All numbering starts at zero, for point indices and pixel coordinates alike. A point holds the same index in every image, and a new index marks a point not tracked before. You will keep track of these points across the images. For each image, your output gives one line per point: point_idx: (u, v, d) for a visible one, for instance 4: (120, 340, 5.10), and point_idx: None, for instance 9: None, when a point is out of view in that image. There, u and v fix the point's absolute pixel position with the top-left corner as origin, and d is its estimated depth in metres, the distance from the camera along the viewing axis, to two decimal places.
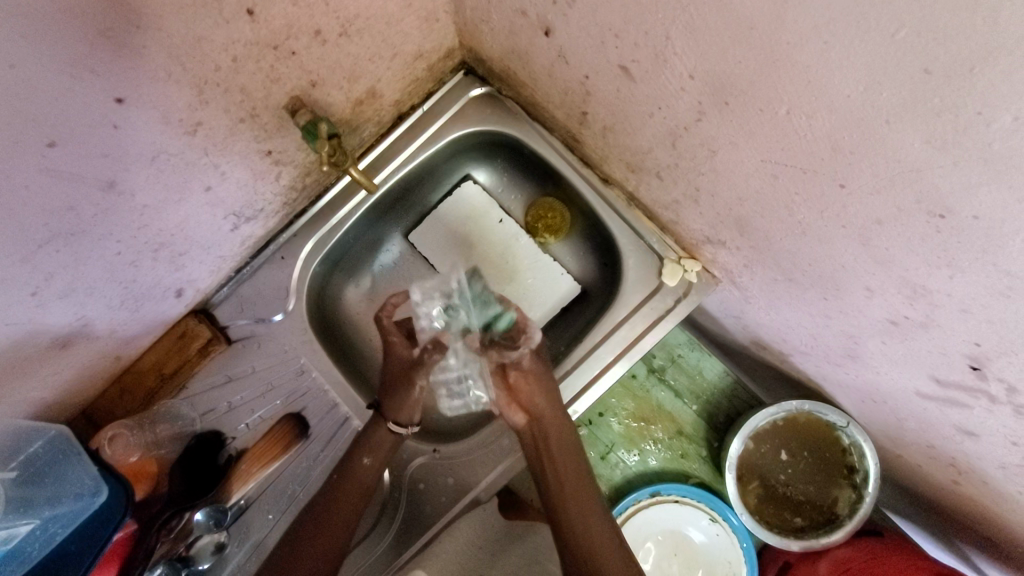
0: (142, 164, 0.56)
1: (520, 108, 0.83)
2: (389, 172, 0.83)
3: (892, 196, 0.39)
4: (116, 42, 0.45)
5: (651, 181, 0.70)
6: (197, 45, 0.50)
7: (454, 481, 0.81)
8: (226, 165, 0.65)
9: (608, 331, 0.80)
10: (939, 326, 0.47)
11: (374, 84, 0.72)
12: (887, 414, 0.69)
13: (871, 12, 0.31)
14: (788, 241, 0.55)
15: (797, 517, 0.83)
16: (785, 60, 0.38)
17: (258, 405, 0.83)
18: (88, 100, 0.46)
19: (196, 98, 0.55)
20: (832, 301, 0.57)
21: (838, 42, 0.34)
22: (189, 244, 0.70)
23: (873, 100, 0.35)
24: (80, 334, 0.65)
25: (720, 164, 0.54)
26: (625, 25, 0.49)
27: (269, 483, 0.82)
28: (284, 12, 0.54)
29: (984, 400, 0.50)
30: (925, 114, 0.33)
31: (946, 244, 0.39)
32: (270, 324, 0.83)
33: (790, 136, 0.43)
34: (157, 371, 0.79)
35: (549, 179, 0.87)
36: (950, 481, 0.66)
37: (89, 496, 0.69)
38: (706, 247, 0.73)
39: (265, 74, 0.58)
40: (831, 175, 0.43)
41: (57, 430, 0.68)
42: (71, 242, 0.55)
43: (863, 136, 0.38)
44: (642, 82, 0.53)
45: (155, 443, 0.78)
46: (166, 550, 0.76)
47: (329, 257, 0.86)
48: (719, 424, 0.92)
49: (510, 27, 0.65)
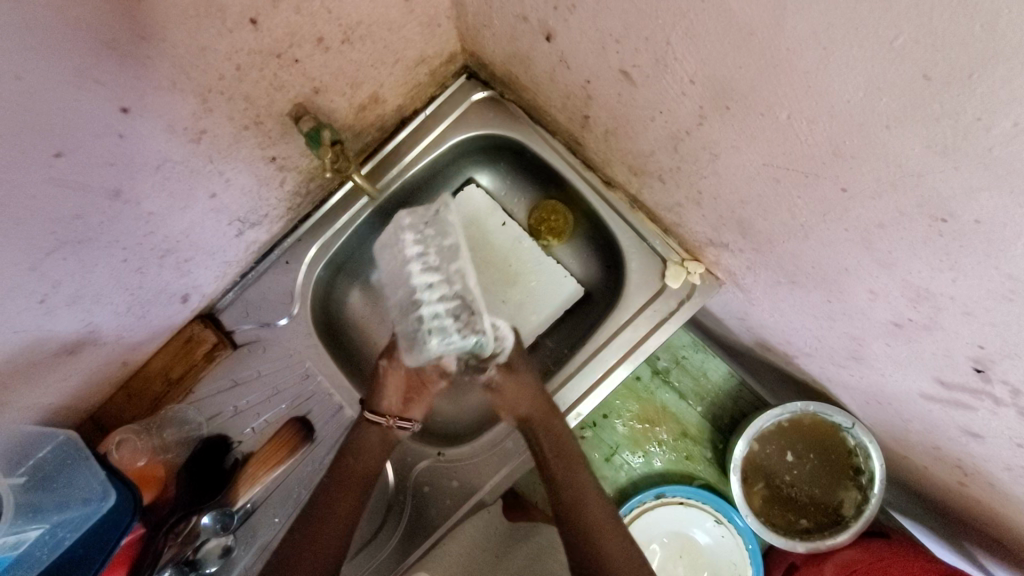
0: (147, 172, 0.56)
1: (522, 112, 0.84)
2: (392, 176, 0.83)
3: (895, 201, 0.39)
4: (120, 53, 0.45)
5: (654, 184, 0.70)
6: (201, 55, 0.51)
7: (459, 484, 0.82)
8: (230, 172, 0.66)
9: (611, 333, 0.80)
10: (943, 329, 0.47)
11: (376, 90, 0.73)
12: (893, 415, 0.69)
13: (870, 19, 0.31)
14: (790, 243, 0.55)
15: (802, 519, 0.83)
16: (786, 67, 0.38)
17: (264, 409, 0.84)
18: (94, 111, 0.47)
19: (200, 106, 0.55)
20: (836, 303, 0.57)
21: (837, 48, 0.34)
22: (195, 250, 0.71)
23: (874, 105, 0.35)
24: (88, 341, 0.66)
25: (722, 168, 0.54)
26: (626, 30, 0.49)
27: (276, 486, 0.82)
28: (287, 20, 0.54)
29: (988, 402, 0.50)
30: (926, 120, 0.33)
31: (947, 247, 0.39)
32: (275, 329, 0.84)
33: (791, 139, 0.43)
34: (164, 375, 0.79)
35: (552, 182, 0.87)
36: (957, 483, 0.66)
37: (97, 501, 0.70)
38: (709, 250, 0.73)
39: (267, 82, 0.59)
40: (832, 178, 0.43)
41: (65, 435, 0.69)
42: (77, 250, 0.55)
43: (863, 141, 0.38)
44: (644, 87, 0.53)
45: (162, 447, 0.79)
46: (173, 554, 0.76)
47: (333, 261, 0.86)
48: (724, 425, 0.92)
49: (512, 32, 0.65)
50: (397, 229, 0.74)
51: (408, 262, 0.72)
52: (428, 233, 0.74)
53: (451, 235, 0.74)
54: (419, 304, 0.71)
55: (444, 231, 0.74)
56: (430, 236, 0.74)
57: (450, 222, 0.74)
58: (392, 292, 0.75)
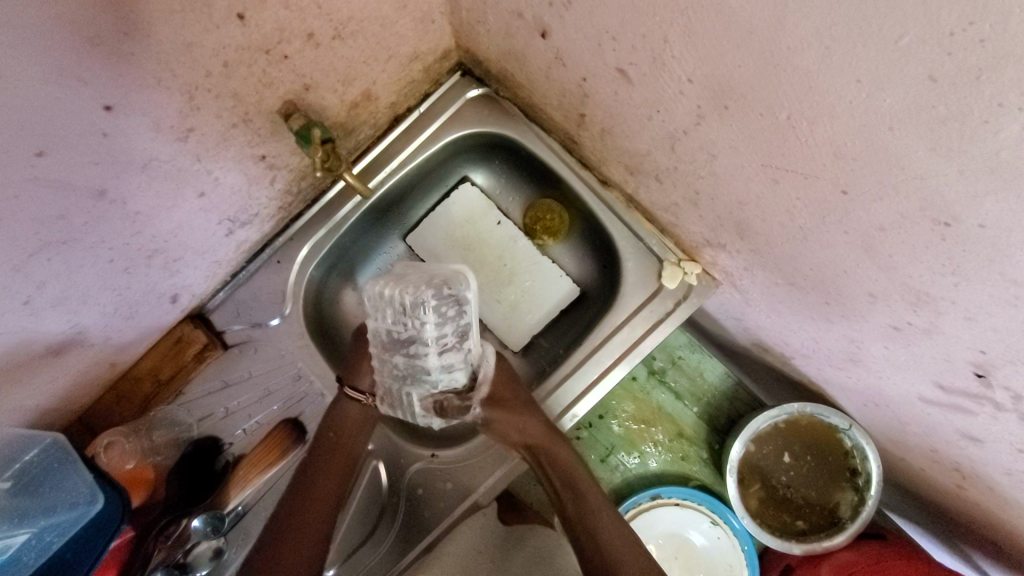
0: (133, 171, 0.55)
1: (518, 110, 0.82)
2: (385, 176, 0.82)
3: (897, 203, 0.39)
4: (103, 49, 0.44)
5: (651, 184, 0.69)
6: (187, 51, 0.49)
7: (453, 486, 0.81)
8: (219, 171, 0.64)
9: (607, 335, 0.79)
10: (943, 333, 0.46)
11: (368, 87, 0.71)
12: (890, 418, 0.68)
13: (876, 19, 0.30)
14: (788, 245, 0.55)
15: (799, 520, 0.83)
16: (786, 66, 0.37)
17: (255, 410, 0.83)
18: (76, 109, 0.46)
19: (187, 104, 0.54)
20: (834, 305, 0.57)
21: (840, 48, 0.33)
22: (183, 250, 0.69)
23: (877, 107, 0.34)
24: (74, 342, 0.65)
25: (719, 168, 0.53)
26: (622, 27, 0.47)
27: (266, 488, 0.81)
28: (276, 16, 0.53)
29: (988, 407, 0.49)
30: (930, 123, 0.32)
31: (951, 252, 0.38)
32: (267, 329, 0.82)
33: (792, 141, 0.42)
34: (153, 376, 0.79)
35: (548, 181, 0.87)
36: (954, 485, 0.65)
37: (84, 505, 0.68)
38: (706, 250, 0.73)
39: (257, 78, 0.57)
40: (833, 181, 0.42)
41: (52, 437, 0.68)
42: (62, 251, 0.54)
43: (864, 142, 0.37)
44: (640, 85, 0.52)
45: (152, 449, 0.78)
46: (164, 556, 0.76)
47: (325, 261, 0.85)
48: (720, 425, 0.92)
49: (506, 28, 0.64)
50: (417, 305, 0.68)
51: (426, 343, 0.69)
52: (448, 313, 0.69)
53: (471, 316, 0.70)
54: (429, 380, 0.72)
55: (463, 310, 0.70)
56: (448, 314, 0.69)
57: (470, 304, 0.70)
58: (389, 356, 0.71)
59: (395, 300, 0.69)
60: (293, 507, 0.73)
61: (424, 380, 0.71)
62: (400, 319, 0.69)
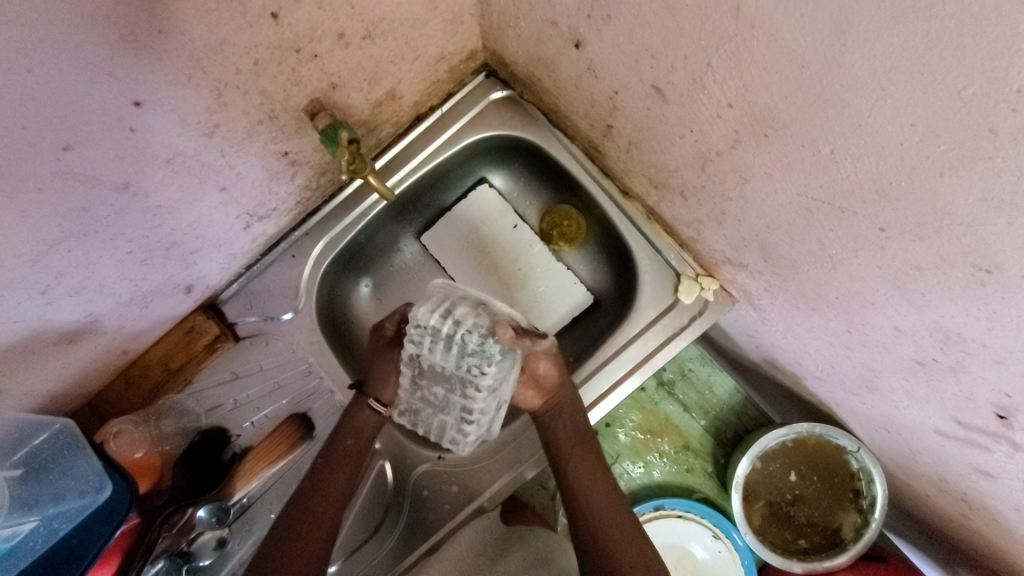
0: (157, 166, 0.54)
1: (542, 114, 0.82)
2: (404, 174, 0.81)
3: (937, 245, 0.38)
4: (135, 45, 0.43)
5: (674, 199, 0.69)
6: (218, 49, 0.49)
7: (459, 489, 0.81)
8: (241, 166, 0.64)
9: (620, 346, 0.79)
10: (969, 372, 0.46)
11: (394, 86, 0.71)
12: (901, 446, 0.68)
13: (938, 66, 0.29)
14: (815, 272, 0.54)
15: (800, 539, 0.83)
16: (836, 101, 0.36)
17: (264, 404, 0.82)
18: (105, 104, 0.45)
19: (215, 101, 0.53)
20: (856, 334, 0.56)
21: (896, 90, 0.32)
22: (201, 242, 0.69)
23: (929, 152, 0.33)
24: (88, 330, 0.64)
25: (751, 192, 0.53)
26: (663, 47, 0.47)
27: (272, 483, 0.81)
28: (309, 15, 0.52)
29: (1005, 447, 0.49)
30: (984, 172, 0.31)
31: (988, 297, 0.38)
32: (279, 323, 0.82)
33: (831, 174, 0.42)
34: (163, 364, 0.78)
35: (567, 187, 0.86)
36: (960, 515, 0.65)
37: (93, 493, 0.68)
38: (726, 268, 0.72)
39: (285, 77, 0.57)
40: (871, 217, 0.41)
41: (62, 422, 0.68)
42: (82, 243, 0.54)
43: (911, 184, 0.36)
44: (676, 104, 0.52)
45: (160, 436, 0.77)
46: (168, 545, 0.75)
47: (340, 256, 0.84)
48: (726, 440, 0.92)
49: (538, 36, 0.63)
50: (477, 357, 0.65)
51: (478, 390, 0.68)
52: (502, 369, 0.67)
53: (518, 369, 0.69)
54: (466, 419, 0.73)
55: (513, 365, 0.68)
56: (501, 365, 0.67)
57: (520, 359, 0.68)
58: (431, 385, 0.71)
59: (448, 340, 0.65)
60: (299, 502, 0.73)
61: (459, 412, 0.72)
62: (452, 357, 0.66)
